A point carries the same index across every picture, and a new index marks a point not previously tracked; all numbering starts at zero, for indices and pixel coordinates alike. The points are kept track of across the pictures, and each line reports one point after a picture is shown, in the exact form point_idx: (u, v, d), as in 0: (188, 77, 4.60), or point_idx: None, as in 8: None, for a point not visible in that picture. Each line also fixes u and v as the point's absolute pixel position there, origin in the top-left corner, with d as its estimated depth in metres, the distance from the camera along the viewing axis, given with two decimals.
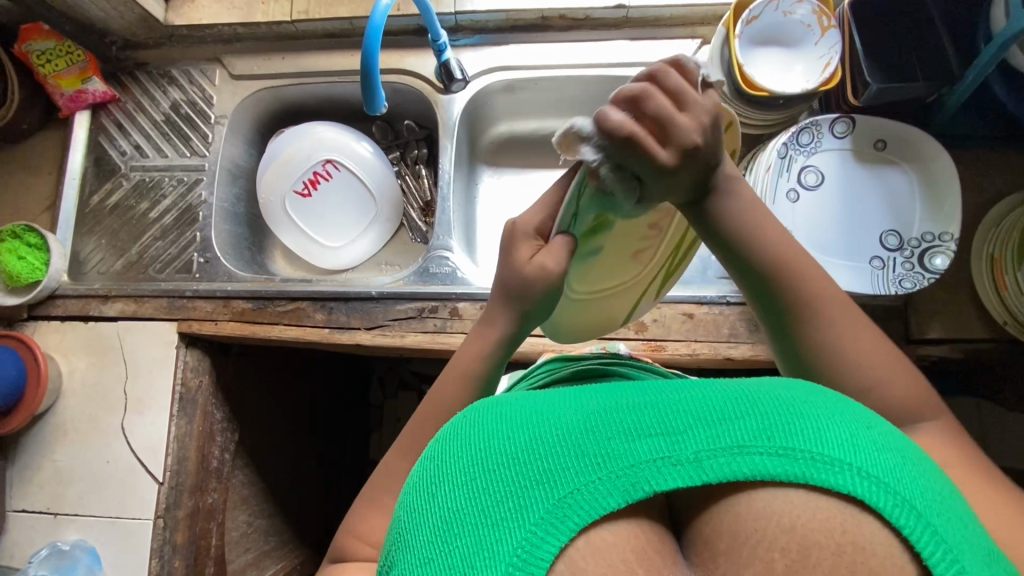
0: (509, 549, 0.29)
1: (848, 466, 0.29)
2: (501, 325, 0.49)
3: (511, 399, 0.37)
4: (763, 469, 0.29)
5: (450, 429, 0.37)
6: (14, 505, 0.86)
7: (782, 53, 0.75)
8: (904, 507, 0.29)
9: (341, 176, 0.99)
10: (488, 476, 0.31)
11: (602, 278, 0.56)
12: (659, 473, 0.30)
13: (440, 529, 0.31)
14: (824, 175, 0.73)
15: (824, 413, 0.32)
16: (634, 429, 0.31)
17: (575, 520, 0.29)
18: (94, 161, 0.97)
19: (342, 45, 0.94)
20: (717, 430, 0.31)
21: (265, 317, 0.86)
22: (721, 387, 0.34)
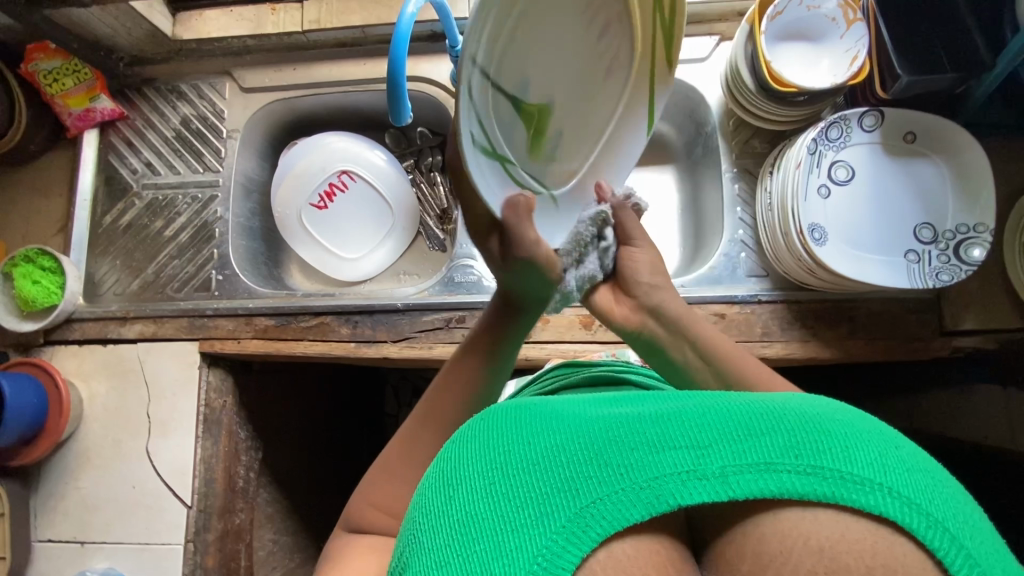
0: (530, 556, 0.29)
1: (879, 486, 0.29)
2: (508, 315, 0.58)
3: (533, 406, 0.38)
4: (790, 487, 0.30)
5: (469, 432, 0.37)
6: (40, 535, 0.84)
7: (806, 48, 0.74)
8: (938, 529, 0.29)
9: (358, 187, 0.98)
10: (510, 481, 0.32)
11: (579, 131, 0.57)
12: (685, 487, 0.30)
13: (459, 532, 0.31)
14: (854, 171, 0.73)
15: (854, 433, 0.32)
16: (660, 440, 0.32)
17: (598, 531, 0.30)
18: (105, 181, 0.95)
19: (354, 54, 0.93)
20: (744, 446, 0.31)
21: (290, 333, 0.85)
22: (747, 403, 0.34)
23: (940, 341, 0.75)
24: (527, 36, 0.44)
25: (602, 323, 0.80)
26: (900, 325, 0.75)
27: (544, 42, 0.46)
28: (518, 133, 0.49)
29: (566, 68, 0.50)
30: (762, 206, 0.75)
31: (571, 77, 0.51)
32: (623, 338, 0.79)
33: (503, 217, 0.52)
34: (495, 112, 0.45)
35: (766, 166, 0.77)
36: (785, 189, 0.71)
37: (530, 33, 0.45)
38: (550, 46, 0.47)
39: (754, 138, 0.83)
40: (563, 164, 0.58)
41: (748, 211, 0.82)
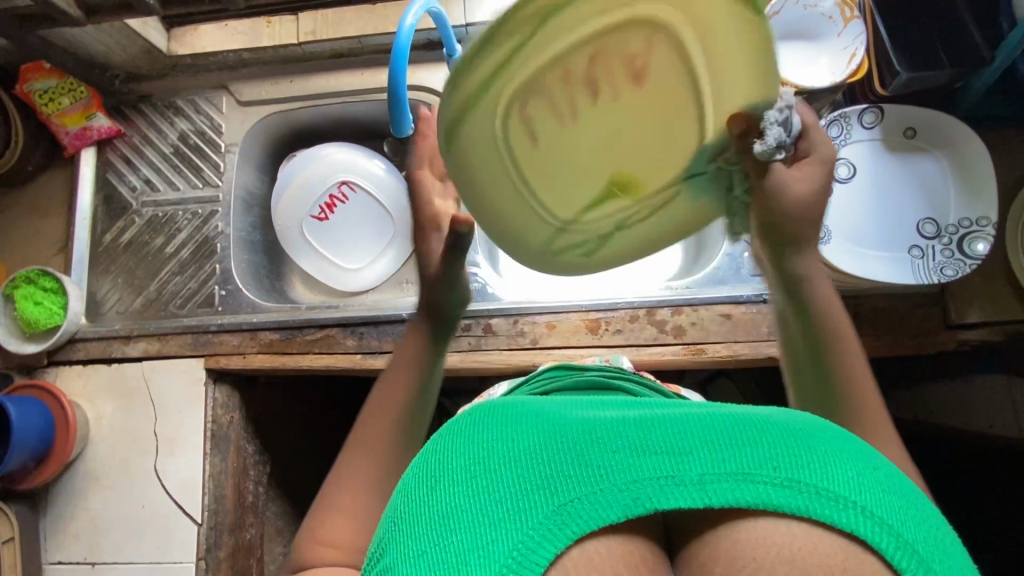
0: (504, 550, 0.30)
1: (853, 504, 0.31)
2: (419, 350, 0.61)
3: (521, 409, 0.39)
4: (767, 498, 0.31)
5: (455, 427, 0.39)
6: (51, 557, 0.84)
7: (806, 45, 0.74)
8: (908, 551, 0.30)
9: (358, 197, 0.97)
10: (489, 477, 0.33)
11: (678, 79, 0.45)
12: (662, 492, 0.32)
13: (435, 522, 0.32)
14: (855, 168, 0.73)
15: (833, 451, 0.33)
16: (641, 446, 0.33)
17: (573, 529, 0.31)
18: (104, 200, 0.95)
19: (352, 64, 0.93)
20: (724, 455, 0.32)
21: (295, 347, 0.84)
22: (730, 414, 0.36)
23: (945, 334, 0.75)
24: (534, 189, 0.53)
25: (609, 326, 0.80)
26: (904, 319, 0.75)
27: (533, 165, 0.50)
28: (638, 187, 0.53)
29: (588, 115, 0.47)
30: None
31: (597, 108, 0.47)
32: (629, 342, 0.79)
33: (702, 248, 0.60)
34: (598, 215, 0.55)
35: None
36: None
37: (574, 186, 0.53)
38: (569, 163, 0.51)
39: None
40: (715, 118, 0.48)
41: None
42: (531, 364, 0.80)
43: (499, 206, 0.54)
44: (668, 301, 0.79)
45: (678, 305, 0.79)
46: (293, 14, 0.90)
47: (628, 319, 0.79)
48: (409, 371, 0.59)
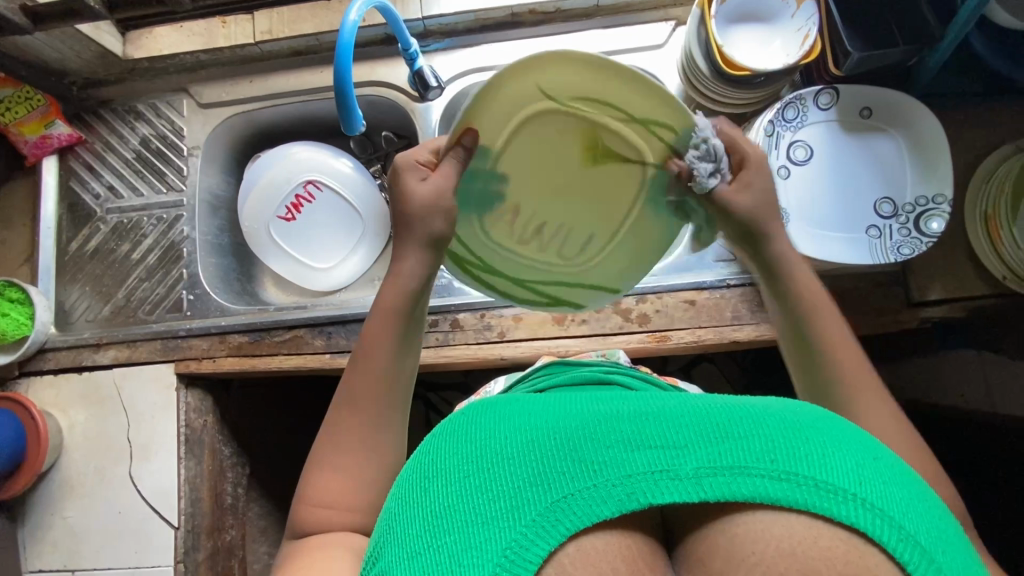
0: (498, 549, 0.34)
1: (854, 496, 0.34)
2: (404, 282, 0.55)
3: (528, 408, 0.43)
4: (764, 492, 0.34)
5: (456, 426, 0.43)
6: (30, 566, 0.84)
7: (758, 30, 0.74)
8: (909, 543, 0.33)
9: (324, 196, 0.97)
10: (486, 477, 0.37)
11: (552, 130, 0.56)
12: (656, 486, 0.35)
13: (433, 521, 0.37)
14: (812, 150, 0.73)
15: (832, 443, 0.36)
16: (637, 442, 0.37)
17: (566, 525, 0.35)
18: (68, 208, 0.94)
19: (310, 62, 0.92)
20: (718, 449, 0.36)
21: (264, 349, 0.84)
22: (731, 407, 0.39)
23: (907, 312, 0.75)
24: (573, 227, 0.65)
25: (575, 317, 0.80)
26: (868, 300, 0.76)
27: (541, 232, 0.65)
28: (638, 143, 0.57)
29: (526, 197, 0.62)
30: None
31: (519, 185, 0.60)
32: (595, 332, 0.79)
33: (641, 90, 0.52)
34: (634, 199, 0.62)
35: None
36: None
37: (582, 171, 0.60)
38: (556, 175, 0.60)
39: None
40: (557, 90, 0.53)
41: None
42: (499, 357, 0.80)
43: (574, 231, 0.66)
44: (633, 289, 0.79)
45: (642, 293, 0.79)
46: (248, 13, 0.89)
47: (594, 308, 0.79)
48: (395, 300, 0.55)
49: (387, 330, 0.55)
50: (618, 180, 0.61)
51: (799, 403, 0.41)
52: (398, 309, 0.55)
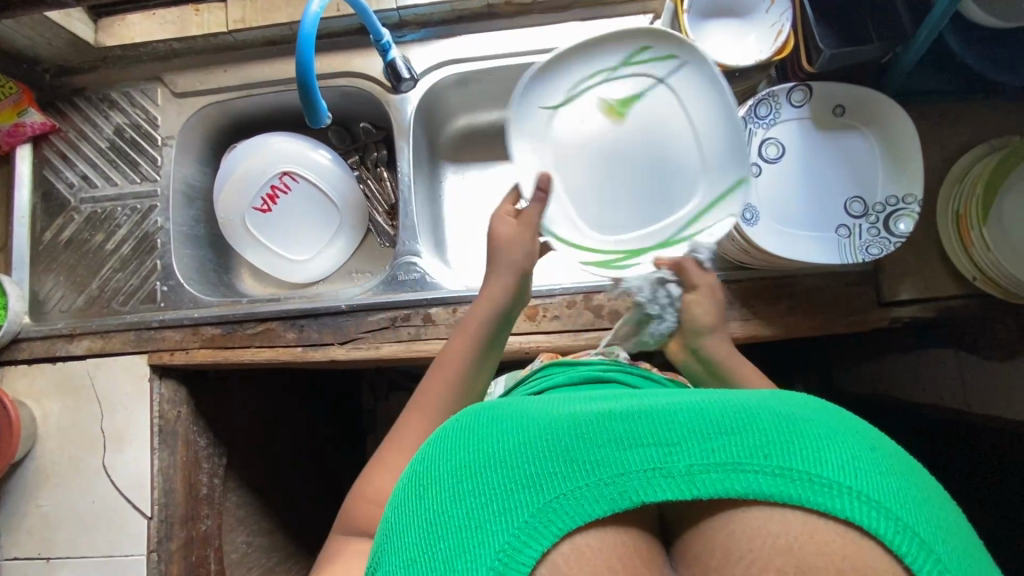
0: (492, 553, 0.35)
1: (848, 489, 0.35)
2: (487, 312, 0.68)
3: (523, 411, 0.43)
4: (759, 487, 0.35)
5: (448, 433, 0.44)
6: (6, 553, 0.85)
7: (732, 24, 0.72)
8: (906, 534, 0.33)
9: (300, 187, 0.96)
10: (477, 481, 0.38)
11: (584, 130, 0.71)
12: (650, 485, 0.36)
13: (426, 529, 0.37)
14: (784, 148, 0.72)
15: (828, 435, 0.37)
16: (630, 440, 0.38)
17: (559, 526, 0.36)
18: (43, 196, 0.93)
19: (285, 52, 0.91)
20: (711, 444, 0.37)
21: (236, 341, 0.84)
22: (725, 403, 0.39)
23: (878, 312, 0.75)
24: (654, 176, 0.70)
25: (546, 313, 0.80)
26: (841, 298, 0.76)
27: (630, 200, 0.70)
28: (664, 100, 0.69)
29: (603, 176, 0.71)
30: None
31: (589, 171, 0.71)
32: (568, 327, 0.79)
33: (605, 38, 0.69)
34: (688, 126, 0.68)
35: None
36: None
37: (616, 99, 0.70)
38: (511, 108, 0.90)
39: None
40: (575, 107, 0.70)
41: None
42: None
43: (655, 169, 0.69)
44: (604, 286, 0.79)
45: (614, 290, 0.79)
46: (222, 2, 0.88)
47: (566, 304, 0.79)
48: (479, 323, 0.68)
49: (466, 348, 0.67)
50: (656, 105, 0.69)
51: (796, 396, 0.42)
52: (480, 331, 0.68)
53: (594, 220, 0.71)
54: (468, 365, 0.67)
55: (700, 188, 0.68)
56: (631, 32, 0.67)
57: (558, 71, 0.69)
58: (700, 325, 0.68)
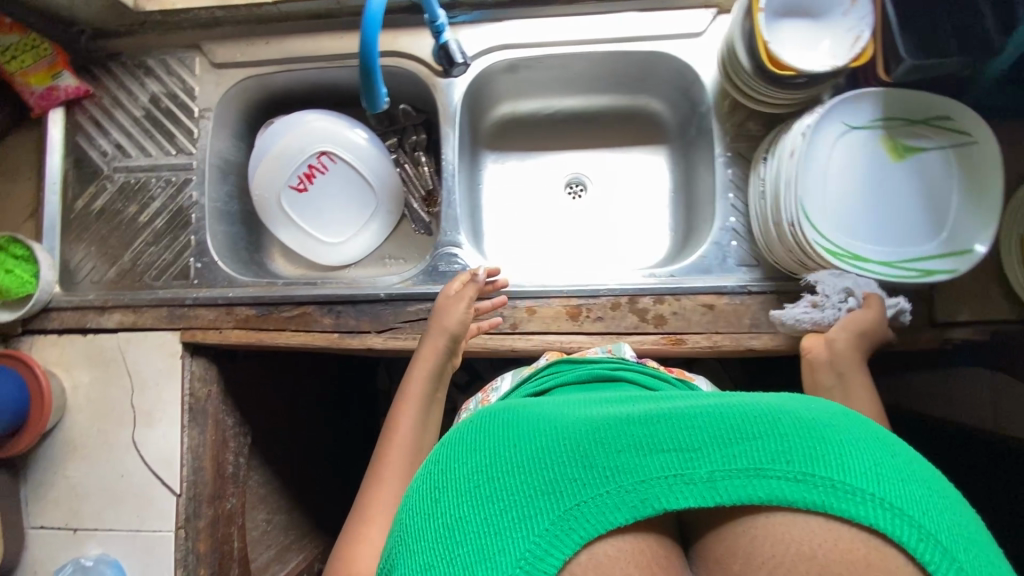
0: (512, 560, 0.33)
1: (871, 496, 0.33)
2: (422, 378, 0.72)
3: (537, 415, 0.43)
4: (779, 493, 0.34)
5: (461, 439, 0.42)
6: (33, 522, 0.85)
7: (806, 25, 0.69)
8: (929, 542, 0.32)
9: (338, 168, 0.94)
10: (494, 488, 0.36)
11: (852, 155, 0.70)
12: (670, 491, 0.35)
13: (443, 537, 0.35)
14: (854, 157, 0.69)
15: (849, 440, 0.36)
16: (649, 445, 0.36)
17: (581, 534, 0.34)
18: (75, 163, 0.91)
19: (330, 27, 0.88)
20: (732, 451, 0.35)
21: (271, 323, 0.83)
22: (744, 407, 0.38)
23: (931, 332, 0.73)
24: (892, 224, 0.69)
25: (589, 314, 0.78)
26: None
27: (861, 227, 0.69)
28: (927, 168, 0.69)
29: (846, 199, 0.69)
30: (754, 193, 0.75)
31: (836, 191, 0.69)
32: (610, 330, 0.78)
33: (931, 100, 0.67)
34: (942, 195, 0.68)
35: (760, 152, 0.76)
36: (778, 179, 0.70)
37: (892, 147, 0.69)
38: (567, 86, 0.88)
39: (749, 120, 0.80)
40: (856, 130, 0.69)
41: (740, 198, 0.80)
42: (510, 349, 0.79)
43: (891, 217, 0.69)
44: (649, 289, 0.77)
45: (660, 294, 0.77)
46: None
47: (609, 306, 0.78)
48: (418, 388, 0.71)
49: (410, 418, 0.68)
50: (922, 168, 0.69)
51: (813, 401, 0.41)
52: (420, 395, 0.71)
53: (825, 226, 0.68)
54: (429, 385, 0.71)
55: (928, 247, 0.68)
56: (887, 93, 0.68)
57: (860, 101, 0.68)
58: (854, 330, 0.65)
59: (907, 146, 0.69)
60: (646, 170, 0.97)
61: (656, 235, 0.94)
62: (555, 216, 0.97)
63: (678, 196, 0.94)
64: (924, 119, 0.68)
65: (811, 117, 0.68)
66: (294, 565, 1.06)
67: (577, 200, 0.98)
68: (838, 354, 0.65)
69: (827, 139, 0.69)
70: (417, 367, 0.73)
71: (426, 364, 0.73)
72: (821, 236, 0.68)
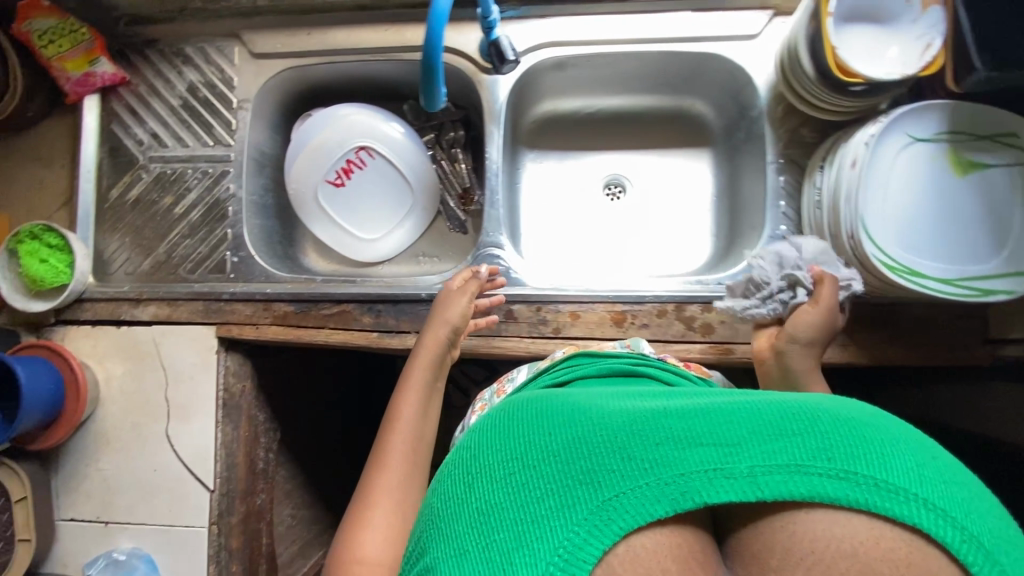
0: (551, 550, 0.32)
1: (915, 496, 0.31)
2: (424, 366, 0.70)
3: (570, 405, 0.42)
4: (821, 491, 0.32)
5: (496, 428, 0.42)
6: (63, 514, 0.84)
7: (872, 32, 0.68)
8: (973, 544, 0.30)
9: (376, 164, 0.92)
10: (531, 476, 0.36)
11: (916, 166, 0.68)
12: (711, 485, 0.33)
13: (479, 523, 0.35)
14: (915, 168, 0.67)
15: (890, 439, 0.34)
16: (687, 437, 0.35)
17: (620, 525, 0.33)
18: (109, 151, 0.89)
19: (373, 18, 0.86)
20: (774, 446, 0.34)
21: (309, 321, 0.82)
22: (783, 403, 0.37)
23: (983, 349, 0.72)
24: (954, 239, 0.67)
25: (635, 320, 0.77)
26: (944, 330, 0.73)
27: (922, 240, 0.67)
28: (991, 184, 0.67)
29: (907, 211, 0.67)
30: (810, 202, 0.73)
31: (896, 200, 0.67)
32: (656, 337, 0.76)
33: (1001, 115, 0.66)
34: (1004, 212, 0.66)
35: (817, 160, 0.74)
36: (838, 187, 0.68)
37: (958, 161, 0.67)
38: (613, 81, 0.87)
39: (803, 126, 0.79)
40: (920, 141, 0.67)
41: (792, 206, 0.78)
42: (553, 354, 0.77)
43: (955, 233, 0.67)
44: (699, 297, 0.76)
45: (708, 303, 0.76)
46: None
47: (655, 314, 0.76)
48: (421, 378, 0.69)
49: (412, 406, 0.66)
50: (987, 184, 0.67)
51: (846, 399, 0.39)
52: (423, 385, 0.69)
53: (886, 237, 0.66)
54: (432, 373, 0.70)
55: (988, 265, 0.66)
56: (953, 105, 0.66)
57: (928, 111, 0.67)
58: (800, 334, 0.62)
59: (974, 161, 0.67)
60: (688, 173, 0.95)
61: (696, 239, 0.93)
62: (593, 218, 0.96)
63: (721, 201, 0.92)
64: (991, 136, 0.67)
65: (875, 126, 0.66)
66: (316, 561, 1.05)
67: (615, 201, 0.96)
68: (788, 365, 0.62)
69: (892, 150, 0.67)
70: (420, 355, 0.71)
71: (428, 352, 0.71)
72: (881, 246, 0.66)
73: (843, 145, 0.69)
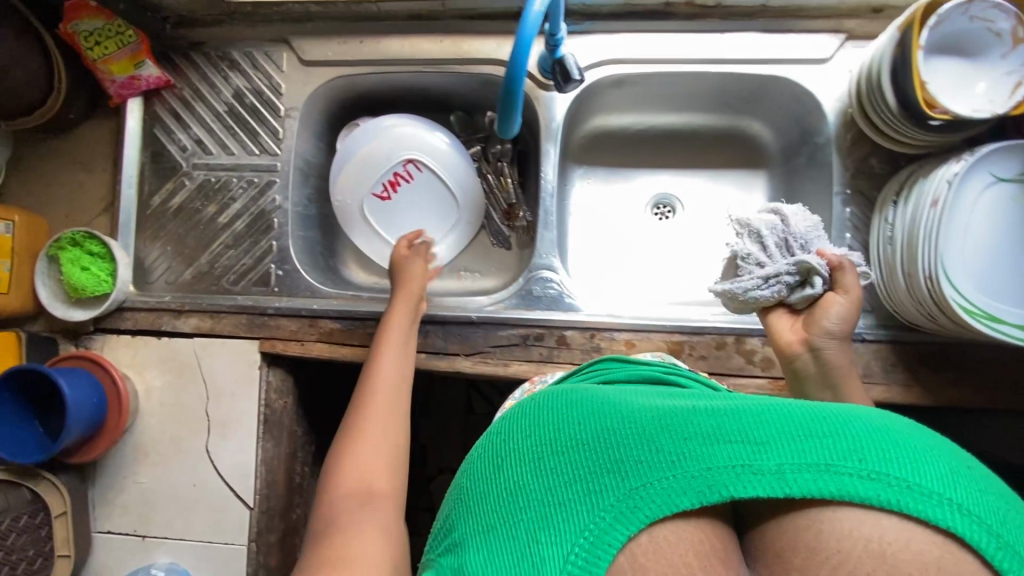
0: (576, 531, 0.34)
1: (949, 501, 0.31)
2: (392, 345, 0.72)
3: (596, 395, 0.42)
4: (852, 490, 0.32)
5: (523, 414, 0.44)
6: (99, 527, 0.82)
7: (959, 66, 0.66)
8: (1008, 552, 0.30)
9: (423, 177, 0.90)
10: (558, 461, 0.37)
11: (999, 207, 0.65)
12: (739, 480, 0.33)
13: (507, 503, 0.37)
14: (996, 207, 0.65)
15: (925, 446, 0.34)
16: (715, 434, 0.35)
17: (646, 513, 0.34)
18: (151, 157, 0.87)
19: (428, 28, 0.83)
20: (804, 446, 0.34)
21: (356, 339, 0.80)
22: (815, 408, 0.37)
23: None
24: None
25: (692, 351, 0.75)
26: (1011, 373, 0.71)
27: (1002, 283, 0.65)
28: None
29: (986, 251, 0.65)
30: (881, 237, 0.71)
31: (974, 240, 0.65)
32: (713, 369, 0.75)
33: None
34: None
35: (889, 194, 0.72)
36: (915, 224, 0.66)
37: None
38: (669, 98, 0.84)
39: (872, 156, 0.77)
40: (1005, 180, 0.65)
41: (858, 239, 0.76)
42: None
43: None
44: (761, 329, 0.74)
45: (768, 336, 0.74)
46: None
47: (714, 345, 0.75)
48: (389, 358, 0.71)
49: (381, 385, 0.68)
50: None
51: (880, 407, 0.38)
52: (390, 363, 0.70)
53: (965, 278, 0.64)
54: (399, 352, 0.71)
55: None
56: None
57: (1016, 151, 0.64)
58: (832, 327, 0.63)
59: None
60: (741, 195, 0.92)
61: None
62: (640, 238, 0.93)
63: None
64: None
65: (959, 164, 0.64)
66: None
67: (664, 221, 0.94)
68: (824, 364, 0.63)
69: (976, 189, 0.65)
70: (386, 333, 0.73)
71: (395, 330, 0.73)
72: (960, 287, 0.63)
73: (921, 182, 0.67)
